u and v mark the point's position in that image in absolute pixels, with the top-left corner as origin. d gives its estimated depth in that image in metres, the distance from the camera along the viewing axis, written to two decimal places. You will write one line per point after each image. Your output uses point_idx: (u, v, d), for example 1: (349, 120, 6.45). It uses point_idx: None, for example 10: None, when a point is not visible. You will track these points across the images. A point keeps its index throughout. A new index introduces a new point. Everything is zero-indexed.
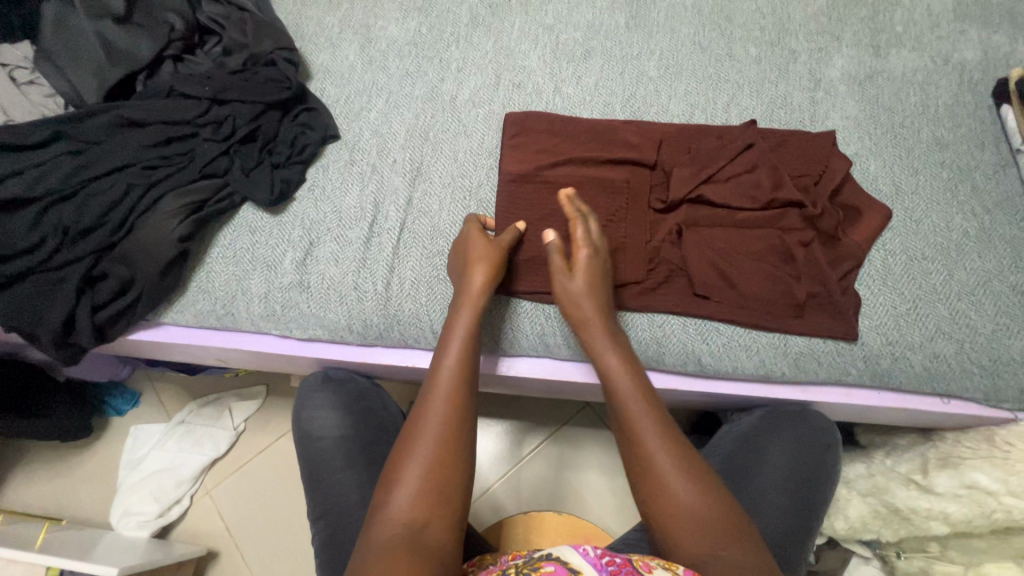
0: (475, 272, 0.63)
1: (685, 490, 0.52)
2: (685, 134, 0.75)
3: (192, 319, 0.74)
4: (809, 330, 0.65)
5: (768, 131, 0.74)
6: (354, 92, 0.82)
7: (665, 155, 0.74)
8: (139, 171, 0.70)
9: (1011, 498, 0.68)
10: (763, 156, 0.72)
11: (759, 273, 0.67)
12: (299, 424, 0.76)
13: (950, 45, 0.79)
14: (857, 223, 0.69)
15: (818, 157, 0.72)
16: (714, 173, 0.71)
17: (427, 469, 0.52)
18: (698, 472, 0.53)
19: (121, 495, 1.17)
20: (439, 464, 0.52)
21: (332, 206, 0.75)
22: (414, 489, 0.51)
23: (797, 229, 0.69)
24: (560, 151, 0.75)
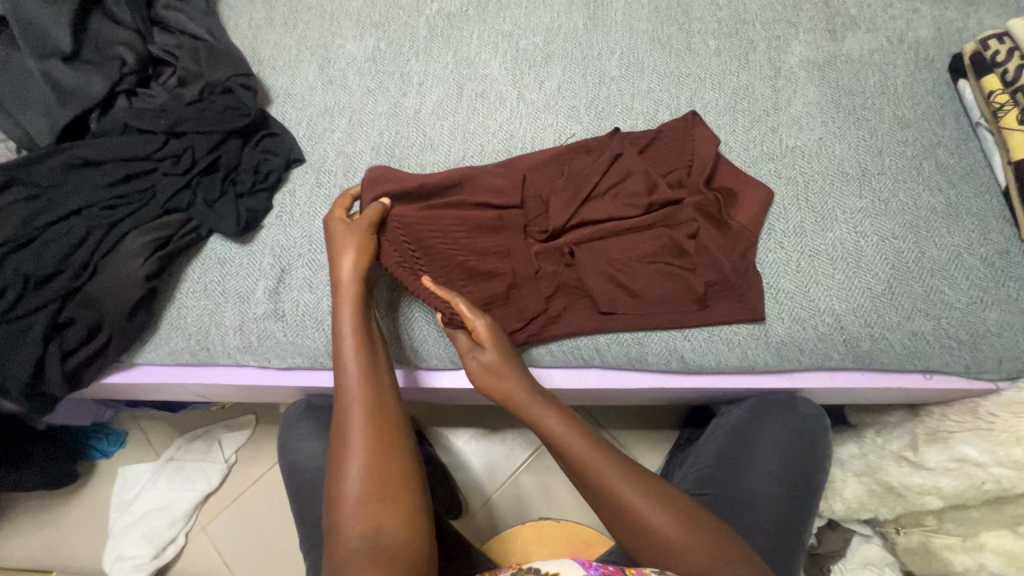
0: (342, 262, 0.62)
1: (655, 512, 0.51)
2: (547, 155, 0.73)
3: (166, 357, 0.72)
4: (718, 320, 0.66)
5: (634, 135, 0.73)
6: (316, 114, 0.81)
7: (539, 178, 0.72)
8: (99, 212, 0.68)
9: (998, 469, 0.68)
10: (634, 162, 0.71)
11: (663, 273, 0.68)
12: (286, 456, 0.75)
13: (904, 24, 0.80)
14: (748, 210, 0.69)
15: (684, 150, 0.72)
16: (592, 191, 0.71)
17: (364, 487, 0.50)
18: (662, 491, 0.54)
19: (113, 540, 1.14)
20: (374, 475, 0.51)
21: (302, 230, 0.74)
22: (355, 501, 0.49)
23: (685, 223, 0.69)
24: (426, 195, 0.70)
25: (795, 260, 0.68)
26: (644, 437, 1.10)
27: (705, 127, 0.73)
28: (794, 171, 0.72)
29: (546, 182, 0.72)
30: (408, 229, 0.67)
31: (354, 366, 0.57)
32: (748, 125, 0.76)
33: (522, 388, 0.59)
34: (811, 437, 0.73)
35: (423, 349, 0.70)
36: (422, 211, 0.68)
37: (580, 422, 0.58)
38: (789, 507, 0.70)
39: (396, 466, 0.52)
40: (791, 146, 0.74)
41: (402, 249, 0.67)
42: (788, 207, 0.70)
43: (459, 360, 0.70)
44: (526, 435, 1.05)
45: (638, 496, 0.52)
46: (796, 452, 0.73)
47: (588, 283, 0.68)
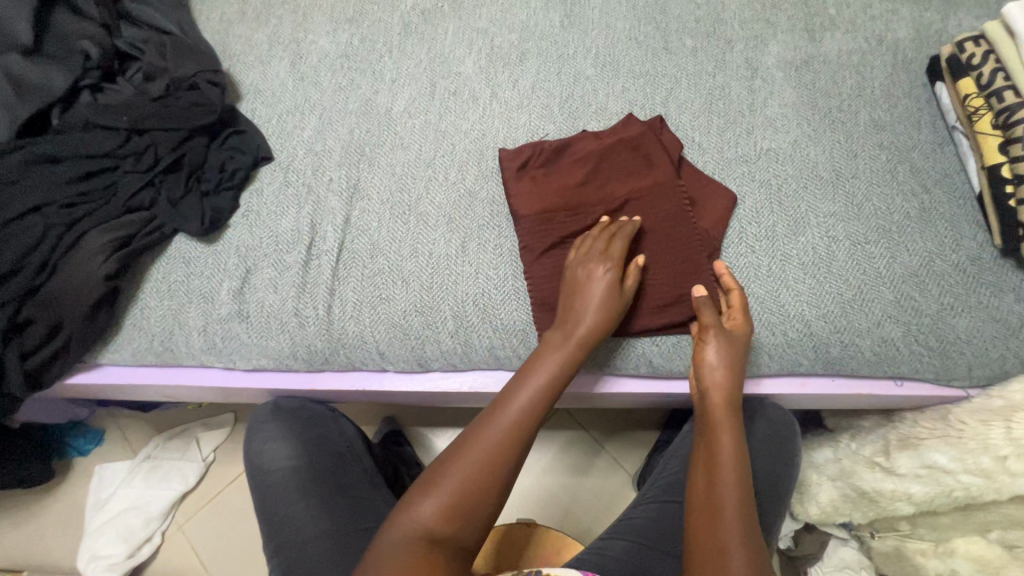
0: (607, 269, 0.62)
1: (743, 566, 0.49)
2: (520, 173, 0.71)
3: (130, 358, 0.71)
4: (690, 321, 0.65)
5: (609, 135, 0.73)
6: (286, 111, 0.80)
7: (512, 192, 0.70)
8: (58, 211, 0.67)
9: (967, 476, 0.68)
10: (614, 166, 0.71)
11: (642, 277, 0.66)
12: (250, 458, 0.74)
13: (883, 25, 0.79)
14: (708, 208, 0.69)
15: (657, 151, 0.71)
16: (581, 198, 0.70)
17: (446, 497, 0.51)
18: (753, 532, 0.52)
19: (88, 539, 1.13)
20: (459, 498, 0.51)
21: (269, 230, 0.73)
22: (436, 508, 0.50)
23: (665, 223, 0.68)
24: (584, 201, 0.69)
25: (766, 265, 0.67)
26: (622, 439, 1.12)
27: (669, 131, 0.74)
28: (768, 173, 0.71)
29: (519, 199, 0.70)
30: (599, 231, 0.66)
31: (519, 407, 0.57)
32: (723, 127, 0.75)
33: (728, 412, 0.60)
34: (781, 442, 0.73)
35: (411, 349, 0.68)
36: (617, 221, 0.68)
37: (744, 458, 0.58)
38: (755, 508, 0.70)
39: (483, 500, 0.52)
40: (765, 148, 0.73)
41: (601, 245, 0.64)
42: (761, 211, 0.70)
43: (426, 362, 0.69)
44: None
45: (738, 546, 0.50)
46: (765, 457, 0.72)
47: None
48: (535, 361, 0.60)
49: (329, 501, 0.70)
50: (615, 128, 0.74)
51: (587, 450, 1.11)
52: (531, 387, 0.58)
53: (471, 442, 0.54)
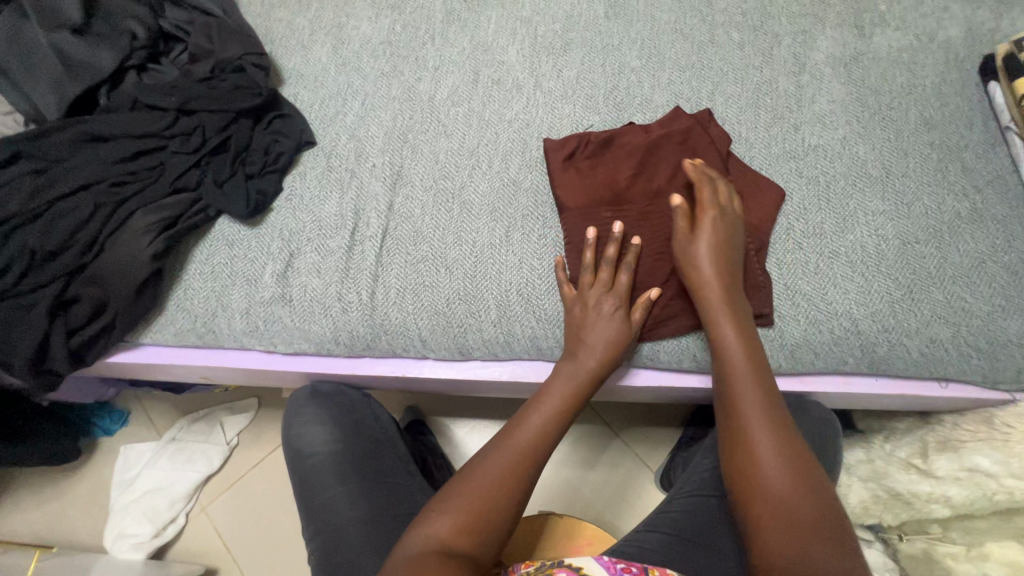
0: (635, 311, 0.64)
1: (774, 461, 0.54)
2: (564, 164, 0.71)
3: (172, 338, 0.72)
4: None
5: (656, 128, 0.73)
6: (329, 96, 0.80)
7: (559, 185, 0.70)
8: (106, 189, 0.67)
9: (1012, 480, 0.67)
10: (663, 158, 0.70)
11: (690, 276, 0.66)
12: (289, 442, 0.75)
13: (935, 23, 0.78)
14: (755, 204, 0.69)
15: (704, 146, 0.71)
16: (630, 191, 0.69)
17: (459, 514, 0.54)
18: (779, 423, 0.56)
19: (114, 517, 1.14)
20: (472, 518, 0.54)
21: (312, 215, 0.73)
22: (449, 523, 0.53)
23: None
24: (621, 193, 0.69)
25: (814, 262, 0.67)
26: (646, 434, 1.12)
27: (717, 125, 0.73)
28: (816, 170, 0.71)
29: (566, 192, 0.69)
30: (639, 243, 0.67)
31: (532, 433, 0.60)
32: (770, 122, 0.74)
33: (726, 305, 0.61)
34: (821, 440, 0.72)
35: (452, 338, 0.68)
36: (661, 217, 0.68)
37: (754, 345, 0.60)
38: None
39: (501, 517, 0.55)
40: (813, 144, 0.72)
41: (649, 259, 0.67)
42: (809, 207, 0.69)
43: (467, 351, 0.69)
44: None
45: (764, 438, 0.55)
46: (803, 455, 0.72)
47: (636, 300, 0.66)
48: (542, 393, 0.63)
49: (369, 486, 0.70)
50: (662, 121, 0.73)
51: (611, 445, 1.12)
52: (544, 415, 0.61)
53: (482, 466, 0.57)
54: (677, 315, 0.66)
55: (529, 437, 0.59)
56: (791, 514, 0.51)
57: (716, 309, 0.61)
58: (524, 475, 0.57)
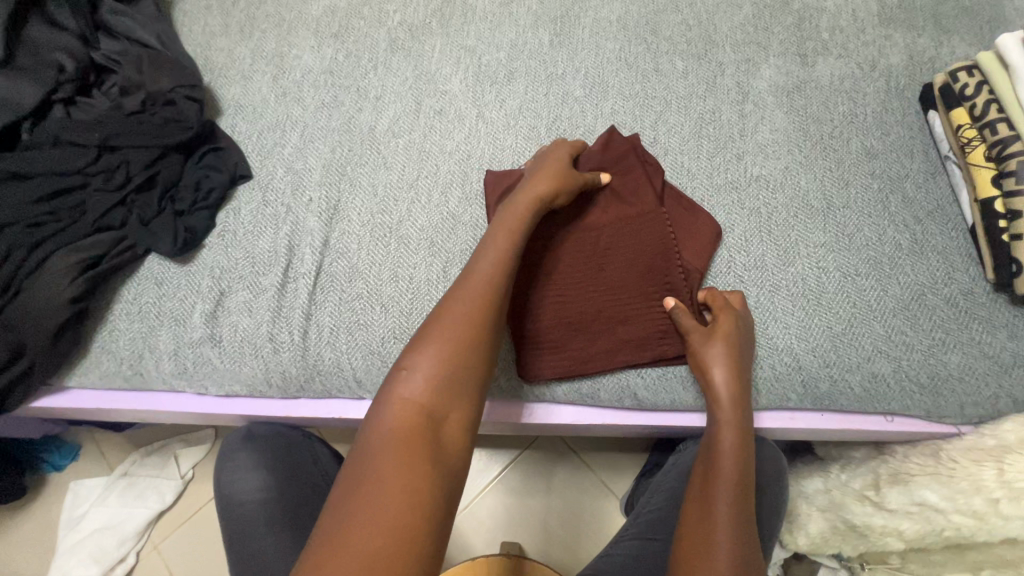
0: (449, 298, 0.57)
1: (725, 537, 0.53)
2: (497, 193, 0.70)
3: (98, 381, 0.69)
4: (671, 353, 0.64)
5: (596, 149, 0.71)
6: (267, 127, 0.78)
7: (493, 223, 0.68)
8: (22, 231, 0.64)
9: (957, 515, 0.66)
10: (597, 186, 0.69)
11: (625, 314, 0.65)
12: (219, 489, 0.71)
13: (876, 51, 0.78)
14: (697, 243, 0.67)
15: (641, 174, 0.69)
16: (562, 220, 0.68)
17: (432, 382, 0.52)
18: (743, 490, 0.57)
19: (60, 558, 1.10)
20: (443, 379, 0.52)
21: (245, 251, 0.70)
22: None
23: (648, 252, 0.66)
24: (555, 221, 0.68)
25: (754, 296, 0.66)
26: (610, 461, 1.10)
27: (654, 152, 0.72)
28: (758, 201, 0.70)
29: None
30: (566, 271, 0.66)
31: (488, 272, 0.58)
32: (712, 152, 0.73)
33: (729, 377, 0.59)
34: (770, 475, 0.71)
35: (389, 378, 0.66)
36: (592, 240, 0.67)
37: (745, 412, 0.60)
38: None
39: (472, 376, 0.54)
40: (755, 174, 0.71)
41: (580, 293, 0.66)
42: (750, 239, 0.68)
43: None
44: (490, 456, 1.12)
45: (726, 496, 0.56)
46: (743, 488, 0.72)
47: (566, 335, 0.65)
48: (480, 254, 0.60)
49: (300, 538, 0.68)
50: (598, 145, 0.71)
51: (574, 472, 1.10)
52: (384, 405, 0.51)
53: (437, 337, 0.54)
54: (616, 352, 0.64)
55: (479, 288, 0.57)
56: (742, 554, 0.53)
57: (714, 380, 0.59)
58: (484, 326, 0.55)
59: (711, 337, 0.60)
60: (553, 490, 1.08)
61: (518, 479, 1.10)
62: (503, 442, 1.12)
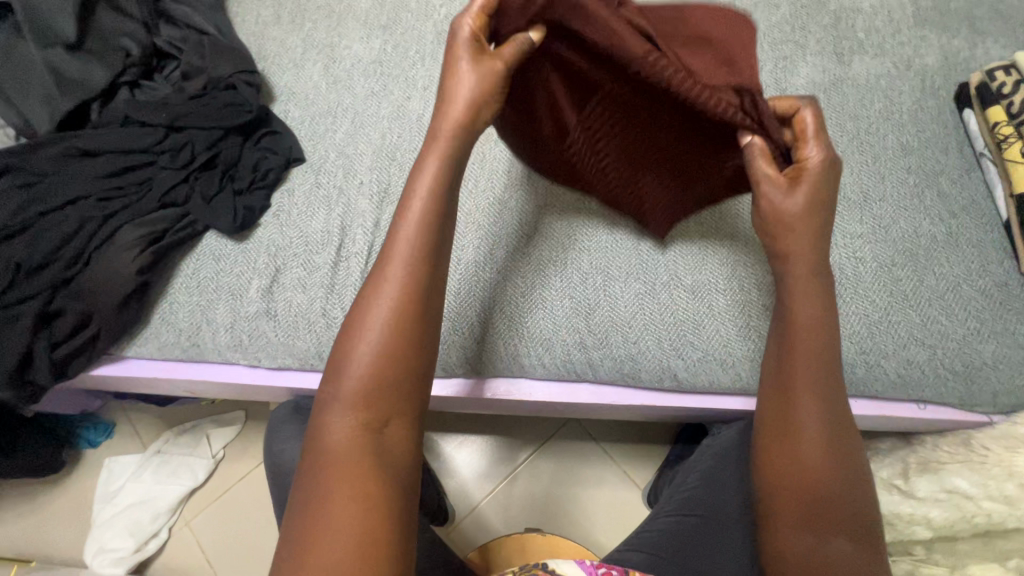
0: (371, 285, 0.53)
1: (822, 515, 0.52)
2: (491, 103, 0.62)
3: (156, 351, 0.72)
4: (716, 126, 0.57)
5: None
6: (319, 113, 0.81)
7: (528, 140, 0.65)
8: (94, 204, 0.68)
9: (989, 502, 0.68)
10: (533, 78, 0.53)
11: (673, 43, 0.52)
12: (269, 456, 0.75)
13: (912, 51, 0.80)
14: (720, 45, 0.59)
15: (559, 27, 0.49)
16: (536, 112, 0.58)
17: (356, 401, 0.50)
18: (835, 424, 0.53)
19: (96, 531, 1.13)
20: (378, 375, 0.51)
21: (298, 230, 0.73)
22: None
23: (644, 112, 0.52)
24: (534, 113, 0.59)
25: None
26: (633, 451, 1.12)
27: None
28: None
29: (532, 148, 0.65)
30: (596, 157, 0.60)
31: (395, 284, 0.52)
32: None
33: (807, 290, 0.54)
34: None
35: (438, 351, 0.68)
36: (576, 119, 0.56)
37: (831, 351, 0.54)
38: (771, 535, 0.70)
39: (400, 385, 0.51)
40: None
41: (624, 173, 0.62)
42: None
43: (449, 368, 0.69)
44: (515, 444, 1.13)
45: (818, 443, 0.53)
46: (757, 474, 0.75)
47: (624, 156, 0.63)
48: (387, 260, 0.53)
49: None
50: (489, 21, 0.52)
51: (598, 461, 1.12)
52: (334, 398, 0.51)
53: (352, 355, 0.51)
54: None
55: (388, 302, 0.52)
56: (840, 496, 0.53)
57: (794, 303, 0.55)
58: (403, 329, 0.52)
59: (793, 191, 0.53)
60: (577, 477, 1.10)
61: (543, 466, 1.12)
62: (528, 430, 1.14)
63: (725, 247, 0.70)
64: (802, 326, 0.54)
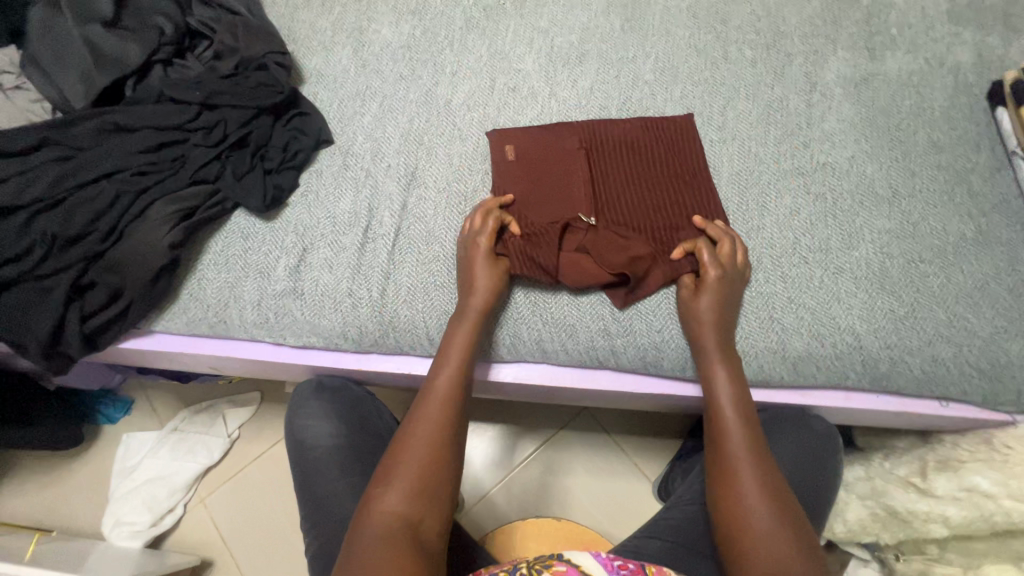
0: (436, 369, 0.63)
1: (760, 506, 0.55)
2: (514, 163, 0.74)
3: (183, 327, 0.73)
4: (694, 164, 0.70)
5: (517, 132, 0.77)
6: (348, 96, 0.81)
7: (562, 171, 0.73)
8: (128, 178, 0.69)
9: (1010, 501, 0.67)
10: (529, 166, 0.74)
11: (628, 177, 0.73)
12: (292, 431, 0.76)
13: (945, 48, 0.79)
14: (687, 134, 0.76)
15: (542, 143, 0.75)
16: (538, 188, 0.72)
17: (411, 488, 0.54)
18: (763, 465, 0.58)
19: (113, 505, 1.15)
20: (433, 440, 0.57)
21: (326, 211, 0.74)
22: None
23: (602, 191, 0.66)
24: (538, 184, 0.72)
25: (818, 277, 0.68)
26: (645, 444, 1.12)
27: (526, 127, 0.77)
28: (824, 187, 0.72)
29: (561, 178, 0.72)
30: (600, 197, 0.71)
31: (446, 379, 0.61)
32: (779, 138, 0.75)
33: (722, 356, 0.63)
34: (822, 452, 0.73)
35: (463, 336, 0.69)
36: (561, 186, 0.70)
37: (748, 407, 0.62)
38: None
39: (448, 471, 0.57)
40: (821, 162, 0.73)
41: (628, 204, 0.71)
42: (815, 222, 0.70)
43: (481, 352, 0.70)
44: (527, 433, 1.14)
45: (747, 469, 0.57)
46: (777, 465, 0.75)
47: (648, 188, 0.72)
48: (446, 350, 0.64)
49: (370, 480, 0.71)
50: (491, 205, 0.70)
51: (609, 453, 1.12)
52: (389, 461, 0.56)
53: (410, 441, 0.57)
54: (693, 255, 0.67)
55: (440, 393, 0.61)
56: (785, 524, 0.54)
57: (713, 362, 0.63)
58: (452, 421, 0.60)
59: (699, 295, 0.64)
60: (589, 467, 1.11)
61: (554, 455, 1.12)
62: (541, 420, 1.15)
63: (751, 239, 0.70)
64: (719, 382, 0.63)
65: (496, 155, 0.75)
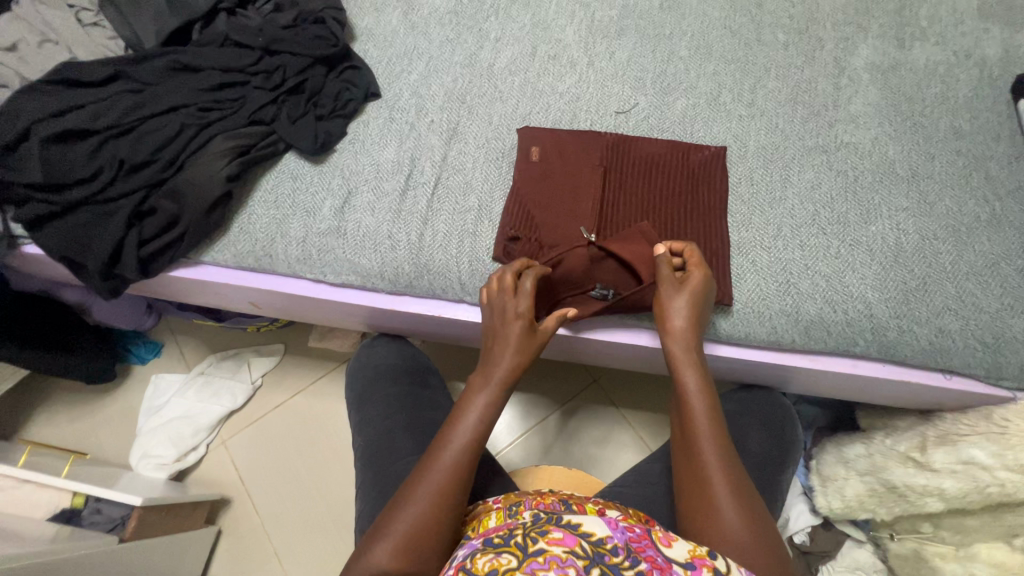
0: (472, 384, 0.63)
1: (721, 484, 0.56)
2: (542, 165, 0.75)
3: (230, 259, 0.77)
4: (706, 199, 0.74)
5: (547, 132, 0.77)
6: (395, 55, 0.86)
7: (583, 181, 0.74)
8: (193, 113, 0.75)
9: (1005, 472, 0.70)
10: (557, 169, 0.75)
11: (641, 196, 0.74)
12: (358, 360, 0.91)
13: (973, 42, 0.82)
14: (710, 162, 0.76)
15: (572, 149, 0.76)
16: (559, 198, 0.73)
17: (414, 532, 0.53)
18: (741, 492, 0.56)
19: (140, 439, 1.20)
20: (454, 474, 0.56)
21: (370, 159, 0.79)
22: None
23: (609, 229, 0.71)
24: (559, 194, 0.74)
25: (835, 247, 0.71)
26: (653, 420, 1.15)
27: (556, 130, 0.78)
28: (847, 164, 0.75)
29: (581, 187, 0.73)
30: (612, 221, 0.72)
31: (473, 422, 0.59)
32: (806, 117, 0.79)
33: (686, 353, 0.64)
34: (780, 416, 0.82)
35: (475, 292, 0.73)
36: (579, 203, 0.73)
37: (719, 418, 0.60)
38: (768, 465, 0.77)
39: (459, 509, 0.55)
40: (845, 141, 0.77)
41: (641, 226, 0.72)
42: (835, 197, 0.74)
43: None
44: (538, 400, 1.18)
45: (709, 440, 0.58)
46: (770, 426, 0.81)
47: (669, 207, 0.73)
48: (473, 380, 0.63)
49: (403, 397, 0.84)
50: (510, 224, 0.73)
51: (615, 424, 1.15)
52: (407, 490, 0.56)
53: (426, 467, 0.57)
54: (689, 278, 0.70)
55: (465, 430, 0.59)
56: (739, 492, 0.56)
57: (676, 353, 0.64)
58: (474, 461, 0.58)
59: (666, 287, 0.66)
60: (599, 437, 1.14)
61: (565, 423, 1.16)
62: (553, 388, 1.19)
63: (772, 208, 0.74)
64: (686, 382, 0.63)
65: (526, 155, 0.76)
